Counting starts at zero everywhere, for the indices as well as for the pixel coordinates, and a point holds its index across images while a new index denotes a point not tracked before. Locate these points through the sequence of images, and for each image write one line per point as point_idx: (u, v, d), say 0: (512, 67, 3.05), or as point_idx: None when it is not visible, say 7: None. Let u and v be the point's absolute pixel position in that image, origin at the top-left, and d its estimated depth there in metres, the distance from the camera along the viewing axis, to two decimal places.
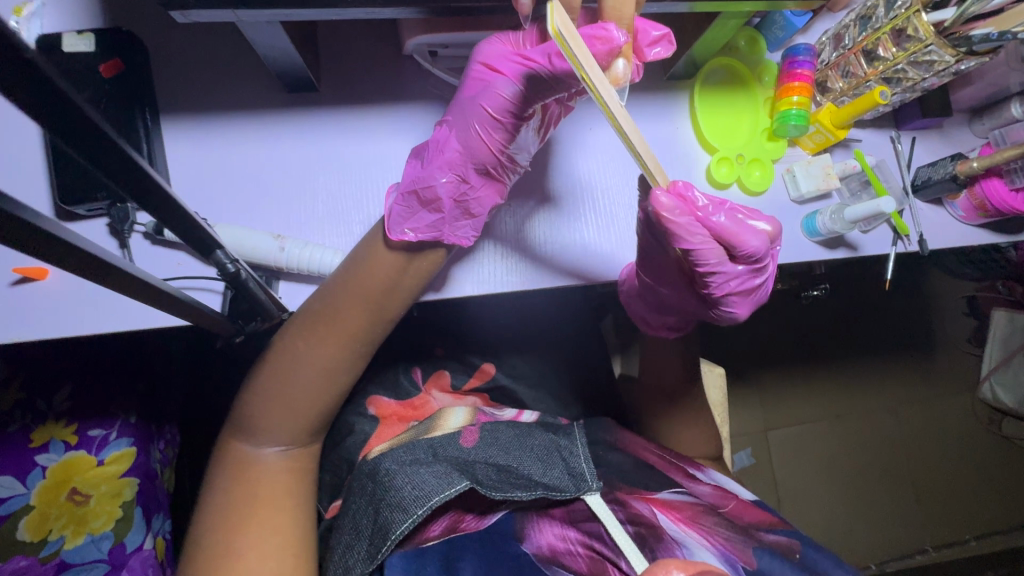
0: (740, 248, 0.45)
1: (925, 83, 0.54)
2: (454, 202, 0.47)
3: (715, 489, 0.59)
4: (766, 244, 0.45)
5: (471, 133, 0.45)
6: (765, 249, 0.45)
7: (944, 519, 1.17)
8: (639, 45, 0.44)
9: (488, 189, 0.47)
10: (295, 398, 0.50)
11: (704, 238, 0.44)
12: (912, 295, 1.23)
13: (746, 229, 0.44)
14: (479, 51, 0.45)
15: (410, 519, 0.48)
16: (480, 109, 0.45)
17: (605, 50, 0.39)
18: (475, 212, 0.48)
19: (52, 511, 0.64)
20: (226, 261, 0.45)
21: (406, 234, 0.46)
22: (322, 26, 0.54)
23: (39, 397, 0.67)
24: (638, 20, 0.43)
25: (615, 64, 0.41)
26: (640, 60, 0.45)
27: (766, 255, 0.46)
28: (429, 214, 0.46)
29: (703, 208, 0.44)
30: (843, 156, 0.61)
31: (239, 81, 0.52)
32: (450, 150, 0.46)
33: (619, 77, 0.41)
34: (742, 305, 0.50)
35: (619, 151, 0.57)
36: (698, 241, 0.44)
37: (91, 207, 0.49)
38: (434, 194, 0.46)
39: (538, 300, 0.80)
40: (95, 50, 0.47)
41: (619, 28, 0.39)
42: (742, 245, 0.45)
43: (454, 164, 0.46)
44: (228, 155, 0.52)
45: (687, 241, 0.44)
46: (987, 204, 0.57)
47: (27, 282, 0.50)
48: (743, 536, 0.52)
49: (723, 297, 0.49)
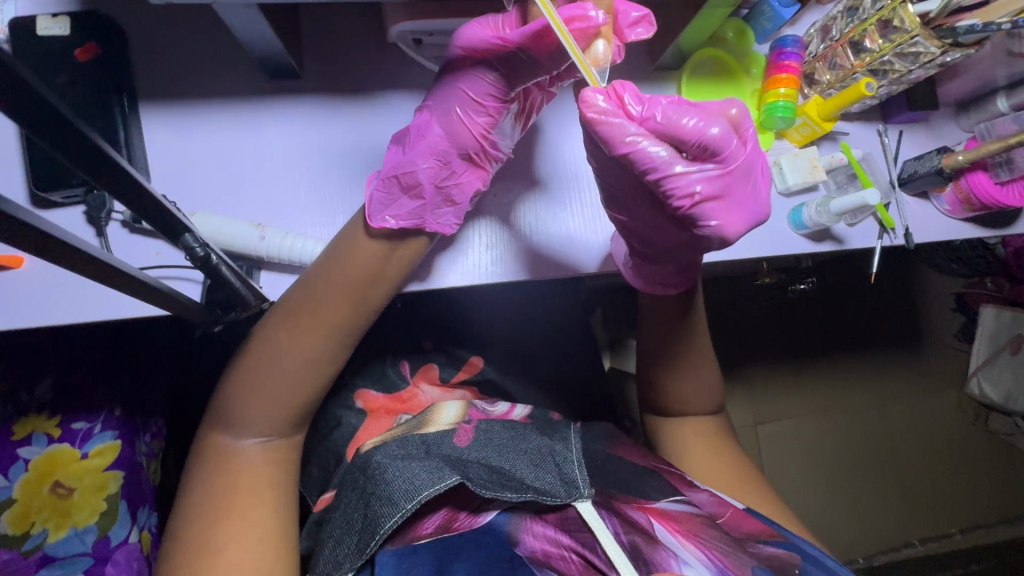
0: (687, 138, 0.40)
1: (912, 75, 0.53)
2: (436, 187, 0.46)
3: (712, 497, 0.59)
4: (719, 127, 0.40)
5: (453, 117, 0.45)
6: (720, 132, 0.40)
7: (930, 512, 1.18)
8: (620, 26, 0.43)
9: (469, 174, 0.47)
10: (278, 389, 0.50)
11: (648, 135, 0.40)
12: (899, 291, 1.24)
13: (693, 116, 0.40)
14: (459, 33, 0.43)
15: (398, 514, 0.48)
16: (463, 92, 0.44)
17: (581, 29, 0.39)
18: (457, 200, 0.47)
19: (34, 503, 0.63)
20: (195, 245, 0.45)
21: (387, 221, 0.45)
22: (305, 12, 0.53)
23: (22, 389, 0.67)
24: (618, 1, 0.42)
25: (594, 45, 0.40)
26: (620, 41, 0.44)
27: (726, 144, 0.40)
28: (411, 201, 0.46)
29: (636, 103, 0.40)
30: (830, 149, 0.61)
31: (219, 67, 0.51)
32: (433, 135, 0.45)
33: (600, 58, 0.40)
34: (733, 221, 0.41)
35: None
36: (643, 138, 0.39)
37: (66, 194, 0.48)
38: (415, 179, 0.45)
39: (526, 292, 0.79)
40: (69, 34, 0.47)
41: (597, 8, 0.39)
42: (690, 134, 0.40)
43: (438, 149, 0.45)
44: (208, 143, 0.51)
45: (627, 139, 0.39)
46: (972, 197, 0.58)
47: (2, 270, 0.49)
48: (740, 552, 0.51)
49: (701, 206, 0.41)
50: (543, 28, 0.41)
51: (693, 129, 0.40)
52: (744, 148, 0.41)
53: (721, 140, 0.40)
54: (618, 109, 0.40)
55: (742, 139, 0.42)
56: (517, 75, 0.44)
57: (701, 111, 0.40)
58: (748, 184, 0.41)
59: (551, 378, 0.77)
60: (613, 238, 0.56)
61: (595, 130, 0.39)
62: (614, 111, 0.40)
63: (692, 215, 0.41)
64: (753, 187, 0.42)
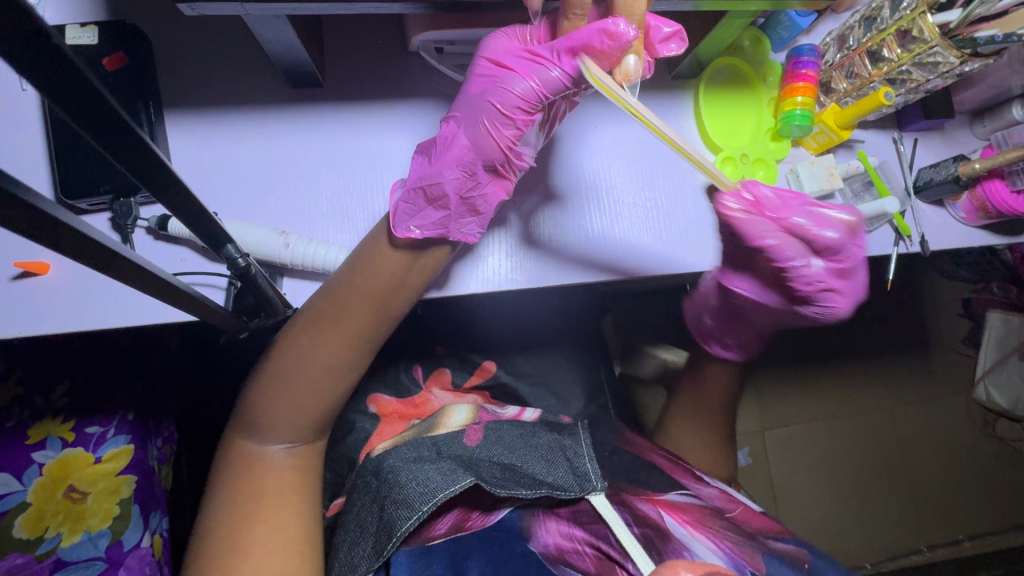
0: (817, 240, 0.55)
1: (929, 84, 0.53)
2: (461, 198, 0.46)
3: (721, 491, 0.59)
4: (835, 231, 0.55)
5: (480, 129, 0.45)
6: (839, 237, 0.55)
7: (939, 518, 1.18)
8: (651, 42, 0.44)
9: (496, 185, 0.47)
10: (301, 396, 0.50)
11: (779, 232, 0.56)
12: (908, 298, 1.24)
13: (823, 222, 0.55)
14: (485, 47, 0.45)
15: (415, 516, 0.48)
16: (489, 104, 0.44)
17: (614, 47, 0.40)
18: (482, 210, 0.47)
19: (49, 507, 0.64)
20: (236, 255, 0.45)
21: (412, 231, 0.45)
22: (328, 22, 0.54)
23: (38, 393, 0.67)
24: (650, 17, 0.43)
25: (625, 60, 0.41)
26: (652, 56, 0.44)
27: (845, 246, 0.55)
28: (435, 211, 0.46)
29: (770, 207, 0.54)
30: (846, 156, 0.61)
31: (243, 75, 0.52)
32: (459, 146, 0.45)
33: (631, 74, 0.42)
34: (842, 304, 0.59)
35: (624, 150, 0.57)
36: (774, 236, 0.55)
37: (93, 201, 0.49)
38: (441, 190, 0.45)
39: (540, 299, 0.80)
40: (98, 43, 0.47)
41: (629, 24, 0.39)
42: (816, 234, 0.55)
43: (463, 160, 0.45)
44: (232, 150, 0.51)
45: (763, 240, 0.55)
46: (988, 204, 0.58)
47: (27, 276, 0.49)
48: (751, 542, 0.52)
49: (826, 294, 0.58)
50: (569, 41, 0.42)
51: (824, 238, 0.55)
52: (853, 247, 0.56)
53: (837, 242, 0.55)
54: (749, 208, 0.54)
55: (856, 238, 0.55)
56: (545, 84, 0.43)
57: (821, 219, 0.55)
58: (850, 279, 0.58)
59: (563, 384, 0.77)
60: (633, 249, 0.56)
61: (732, 225, 0.55)
62: (750, 209, 0.54)
63: (817, 297, 0.59)
64: (855, 279, 0.58)
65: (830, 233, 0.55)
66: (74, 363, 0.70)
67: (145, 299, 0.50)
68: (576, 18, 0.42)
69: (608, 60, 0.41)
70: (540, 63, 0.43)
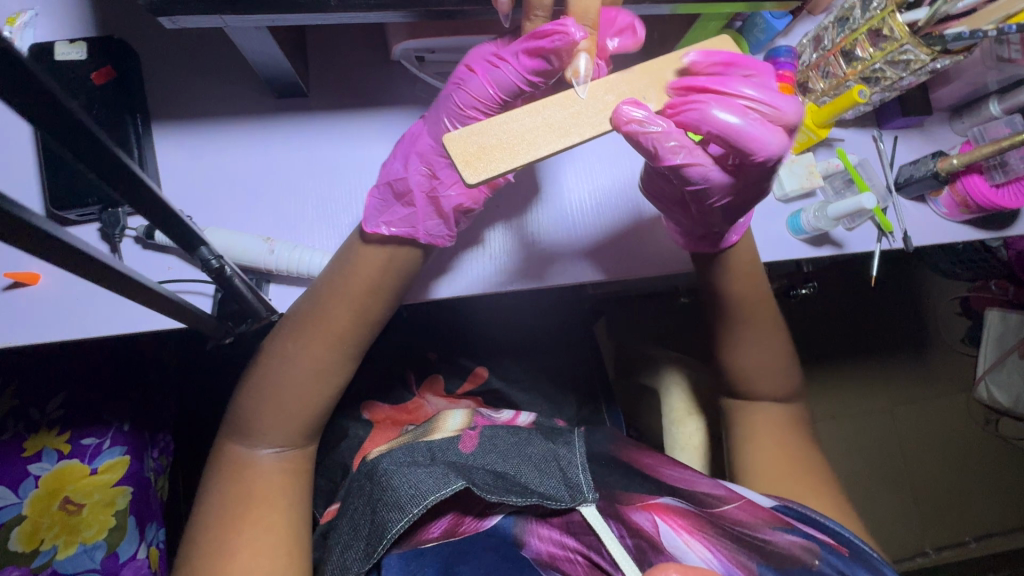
0: (745, 147, 0.41)
1: (902, 82, 0.55)
2: (427, 196, 0.48)
3: (726, 489, 0.55)
4: (775, 145, 0.41)
5: (440, 126, 0.46)
6: (775, 147, 0.42)
7: (945, 519, 1.16)
8: (602, 45, 0.45)
9: (461, 188, 0.48)
10: (287, 399, 0.51)
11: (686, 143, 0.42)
12: (899, 298, 1.25)
13: (758, 127, 0.41)
14: (466, 53, 0.45)
15: (406, 519, 0.48)
16: (448, 102, 0.45)
17: (562, 43, 0.40)
18: (445, 211, 0.48)
19: (44, 521, 0.64)
20: (211, 257, 0.45)
21: (381, 227, 0.48)
22: (313, 34, 0.55)
23: (33, 406, 0.68)
24: (602, 19, 0.44)
25: (576, 59, 0.41)
26: (602, 58, 0.45)
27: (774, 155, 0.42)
28: (403, 208, 0.48)
29: (687, 108, 0.41)
30: (826, 155, 0.62)
31: (231, 87, 0.53)
32: (424, 141, 0.47)
33: (581, 71, 0.41)
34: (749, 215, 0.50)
35: (600, 168, 0.59)
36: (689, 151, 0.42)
37: (82, 212, 0.50)
38: (406, 186, 0.47)
39: (530, 303, 0.81)
40: (86, 58, 0.48)
41: (577, 24, 0.40)
42: (751, 143, 0.41)
43: (426, 156, 0.47)
44: (219, 160, 0.52)
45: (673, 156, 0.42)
46: (969, 199, 0.58)
47: (18, 287, 0.50)
48: (749, 548, 0.48)
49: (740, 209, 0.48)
50: (524, 41, 0.42)
51: (750, 143, 0.41)
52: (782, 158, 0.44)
53: (779, 147, 0.41)
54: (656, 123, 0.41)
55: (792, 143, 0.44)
56: (499, 86, 0.44)
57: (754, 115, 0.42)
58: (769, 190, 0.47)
59: (555, 387, 0.76)
60: (580, 263, 0.56)
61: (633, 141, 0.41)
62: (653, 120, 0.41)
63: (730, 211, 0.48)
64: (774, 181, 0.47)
65: (764, 135, 0.41)
66: (69, 374, 0.71)
67: (135, 307, 0.51)
68: (537, 20, 0.43)
69: (555, 58, 0.41)
70: (498, 65, 0.43)
